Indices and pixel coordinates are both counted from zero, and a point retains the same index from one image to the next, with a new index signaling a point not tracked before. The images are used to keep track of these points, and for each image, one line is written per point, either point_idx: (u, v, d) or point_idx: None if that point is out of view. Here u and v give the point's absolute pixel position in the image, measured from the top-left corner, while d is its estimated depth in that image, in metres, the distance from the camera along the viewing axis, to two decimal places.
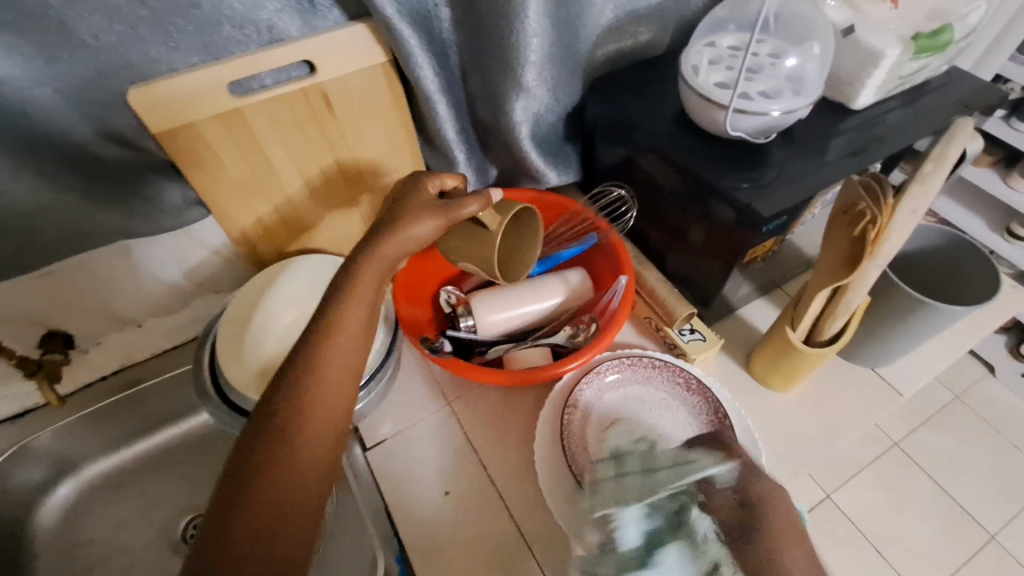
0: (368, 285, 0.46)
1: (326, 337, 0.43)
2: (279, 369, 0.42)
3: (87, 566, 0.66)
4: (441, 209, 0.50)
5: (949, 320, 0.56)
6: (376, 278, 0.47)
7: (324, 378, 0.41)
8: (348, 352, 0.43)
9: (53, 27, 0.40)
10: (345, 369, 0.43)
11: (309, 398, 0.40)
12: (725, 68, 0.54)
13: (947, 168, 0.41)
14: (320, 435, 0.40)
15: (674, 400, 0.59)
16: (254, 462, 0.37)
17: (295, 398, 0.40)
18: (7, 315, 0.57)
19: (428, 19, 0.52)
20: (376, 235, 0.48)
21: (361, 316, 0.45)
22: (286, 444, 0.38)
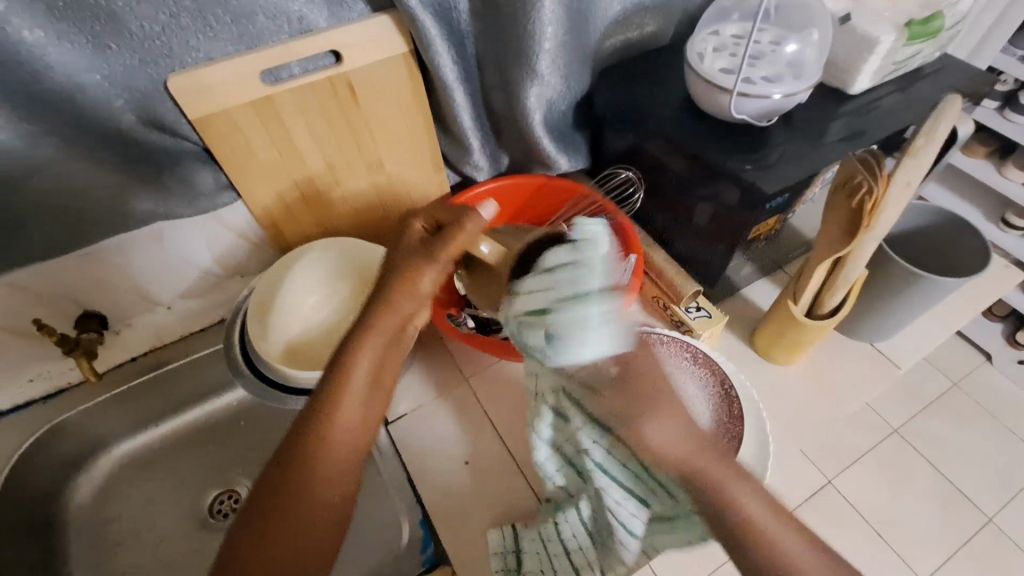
0: (381, 339, 0.46)
1: (336, 397, 0.44)
2: (293, 424, 0.44)
3: (118, 540, 0.68)
4: (435, 245, 0.48)
5: (943, 294, 0.59)
6: (391, 332, 0.47)
7: (343, 412, 0.44)
8: (357, 410, 0.44)
9: (103, 16, 0.43)
10: (355, 426, 0.44)
11: (315, 462, 0.42)
12: (729, 55, 0.57)
13: (937, 142, 0.44)
14: (333, 464, 0.43)
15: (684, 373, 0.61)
16: (257, 525, 0.40)
17: (310, 428, 0.43)
18: (48, 294, 0.60)
19: (448, 10, 0.55)
20: (385, 289, 0.47)
21: (378, 356, 0.46)
22: (288, 509, 0.41)
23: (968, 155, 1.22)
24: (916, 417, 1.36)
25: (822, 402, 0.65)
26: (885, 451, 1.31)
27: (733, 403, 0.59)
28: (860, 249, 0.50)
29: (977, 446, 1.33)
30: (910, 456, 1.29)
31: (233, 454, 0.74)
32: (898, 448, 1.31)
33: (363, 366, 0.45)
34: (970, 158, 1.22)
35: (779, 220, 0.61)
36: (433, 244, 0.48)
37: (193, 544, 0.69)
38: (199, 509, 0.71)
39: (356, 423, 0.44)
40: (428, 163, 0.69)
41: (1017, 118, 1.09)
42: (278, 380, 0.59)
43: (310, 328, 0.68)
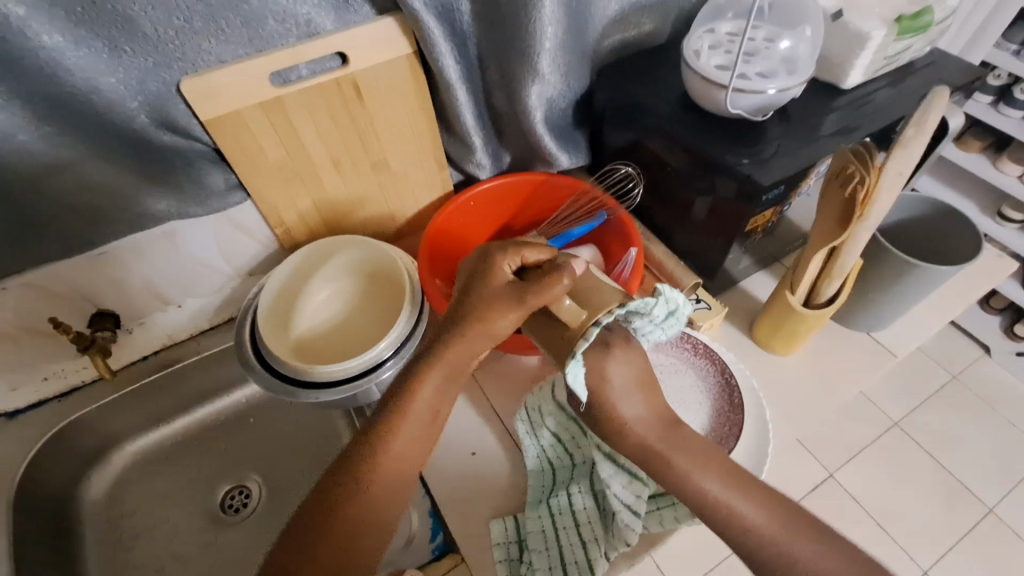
0: (438, 377, 0.47)
1: (389, 427, 0.46)
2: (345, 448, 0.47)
3: (138, 530, 0.72)
4: (526, 293, 0.46)
5: (937, 283, 0.60)
6: (449, 372, 0.48)
7: (395, 441, 0.46)
8: (409, 443, 0.47)
9: (119, 21, 0.45)
10: (404, 456, 0.47)
11: (363, 487, 0.45)
12: (724, 52, 0.59)
13: (926, 133, 0.45)
14: (381, 494, 0.45)
15: (682, 363, 0.64)
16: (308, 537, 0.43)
17: (356, 466, 0.46)
18: (64, 294, 0.62)
19: (451, 11, 0.56)
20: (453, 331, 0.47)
21: (435, 395, 0.48)
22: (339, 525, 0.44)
23: (963, 149, 1.23)
24: (916, 410, 1.38)
25: (821, 391, 0.66)
26: (886, 444, 1.32)
27: (733, 390, 0.61)
28: (853, 239, 0.52)
29: (976, 438, 1.34)
30: (908, 448, 1.32)
31: (245, 451, 0.78)
32: (899, 441, 1.33)
33: (415, 408, 0.47)
34: (967, 153, 1.23)
35: (776, 212, 0.63)
36: (521, 293, 0.46)
37: (206, 539, 0.72)
38: (211, 504, 0.74)
39: (405, 461, 0.47)
40: (431, 161, 0.70)
41: (1010, 112, 1.10)
42: (289, 374, 0.60)
43: (321, 321, 0.70)
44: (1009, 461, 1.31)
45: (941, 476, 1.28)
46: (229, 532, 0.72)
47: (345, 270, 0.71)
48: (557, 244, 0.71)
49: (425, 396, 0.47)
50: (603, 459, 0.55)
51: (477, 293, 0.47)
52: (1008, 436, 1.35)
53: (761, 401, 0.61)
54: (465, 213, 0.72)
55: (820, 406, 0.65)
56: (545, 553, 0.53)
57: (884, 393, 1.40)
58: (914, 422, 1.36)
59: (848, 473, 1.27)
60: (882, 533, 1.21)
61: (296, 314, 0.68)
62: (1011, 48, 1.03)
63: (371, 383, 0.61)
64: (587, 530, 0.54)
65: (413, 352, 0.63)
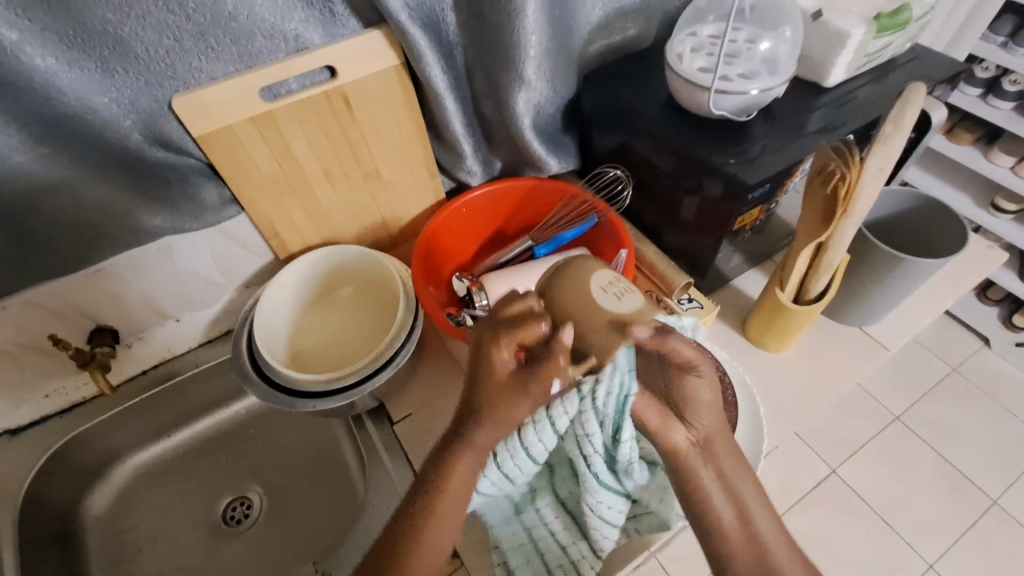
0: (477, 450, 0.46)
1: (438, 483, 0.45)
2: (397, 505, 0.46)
3: (140, 543, 0.73)
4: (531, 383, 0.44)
5: (925, 274, 0.61)
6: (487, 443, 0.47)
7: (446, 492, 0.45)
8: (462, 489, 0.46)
9: (111, 42, 0.46)
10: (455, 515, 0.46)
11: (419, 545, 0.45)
12: (707, 55, 0.60)
13: (905, 128, 0.46)
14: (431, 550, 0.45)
15: None
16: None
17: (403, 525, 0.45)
18: (63, 310, 0.62)
19: (436, 22, 0.57)
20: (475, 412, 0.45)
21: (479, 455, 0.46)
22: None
23: (955, 142, 1.24)
24: (917, 404, 1.38)
25: (815, 386, 0.66)
26: (888, 438, 1.32)
27: (726, 387, 0.62)
28: (840, 234, 0.52)
29: (978, 430, 1.34)
30: (912, 443, 1.31)
31: (246, 461, 0.78)
32: (901, 435, 1.33)
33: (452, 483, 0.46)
34: (958, 146, 1.24)
35: (763, 210, 0.64)
36: (528, 382, 0.45)
37: (209, 550, 0.73)
38: (214, 515, 0.75)
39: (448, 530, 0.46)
40: (422, 170, 0.71)
41: (1000, 104, 1.11)
42: (286, 385, 0.60)
43: (316, 332, 0.71)
44: (1012, 453, 1.30)
45: (943, 468, 1.28)
46: (231, 543, 0.73)
47: (330, 277, 0.71)
48: (545, 250, 0.72)
49: (461, 471, 0.46)
50: (598, 495, 0.50)
51: (488, 396, 0.45)
52: (1010, 427, 1.35)
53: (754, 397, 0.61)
54: (457, 220, 0.73)
55: (814, 401, 0.66)
56: (527, 564, 0.55)
57: (885, 388, 1.40)
58: (915, 416, 1.36)
59: (852, 469, 1.27)
60: (887, 528, 1.21)
61: (293, 325, 0.70)
62: (997, 41, 1.04)
63: (367, 390, 0.62)
64: (561, 535, 0.55)
65: (408, 360, 0.63)
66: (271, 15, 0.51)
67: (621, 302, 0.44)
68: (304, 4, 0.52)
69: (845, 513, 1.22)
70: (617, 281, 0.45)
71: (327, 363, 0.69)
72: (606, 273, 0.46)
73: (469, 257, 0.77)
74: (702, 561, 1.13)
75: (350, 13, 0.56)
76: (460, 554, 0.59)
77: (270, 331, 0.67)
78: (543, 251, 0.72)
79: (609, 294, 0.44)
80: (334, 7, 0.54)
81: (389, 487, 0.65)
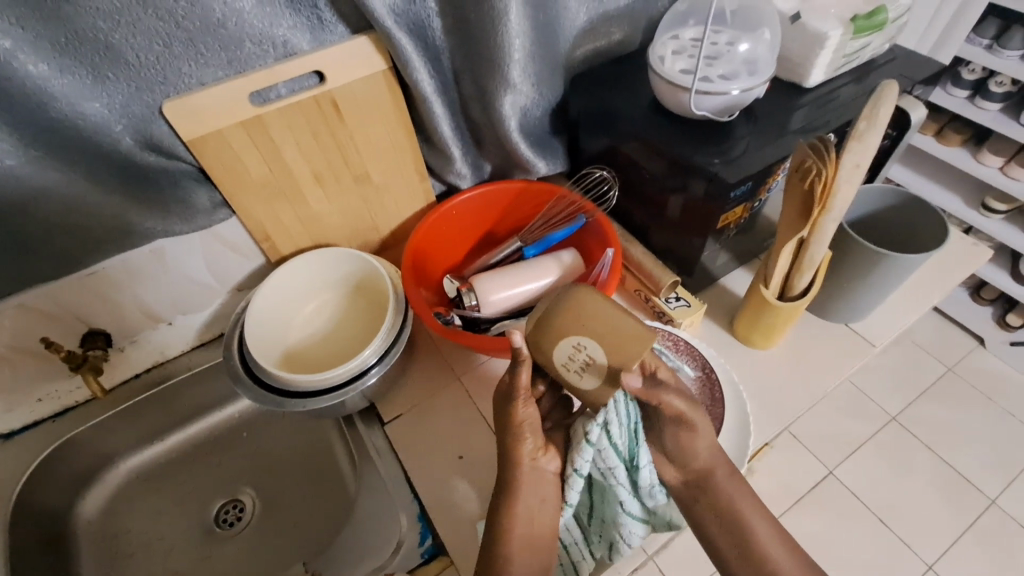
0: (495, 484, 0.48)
1: None
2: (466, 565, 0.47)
3: (133, 548, 0.73)
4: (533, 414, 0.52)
5: (908, 271, 0.61)
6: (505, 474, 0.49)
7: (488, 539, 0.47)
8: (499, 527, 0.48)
9: (102, 49, 0.47)
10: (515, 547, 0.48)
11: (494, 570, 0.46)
12: (688, 57, 0.61)
13: (879, 125, 0.47)
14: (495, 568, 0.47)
15: None
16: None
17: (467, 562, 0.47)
18: (57, 314, 0.63)
19: (422, 27, 0.59)
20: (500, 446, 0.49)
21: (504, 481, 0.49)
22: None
23: (944, 143, 1.25)
24: (913, 404, 1.38)
25: (801, 383, 0.67)
26: (885, 439, 1.32)
27: (714, 384, 0.62)
28: (821, 229, 0.53)
29: (974, 429, 1.34)
30: (908, 444, 1.31)
31: (239, 465, 0.79)
32: (898, 435, 1.33)
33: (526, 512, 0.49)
34: (948, 146, 1.25)
35: (747, 208, 0.64)
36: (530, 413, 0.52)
37: (201, 552, 0.73)
38: (207, 517, 0.76)
39: (539, 534, 0.50)
40: (412, 173, 0.72)
41: (988, 106, 1.12)
42: (277, 386, 0.61)
43: (309, 334, 0.71)
44: (1009, 452, 1.30)
45: (940, 470, 1.28)
46: (223, 546, 0.73)
47: (323, 281, 0.72)
48: (534, 251, 0.73)
49: None
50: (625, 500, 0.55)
51: (523, 436, 0.50)
52: (1006, 427, 1.34)
53: (741, 393, 0.62)
54: (448, 223, 0.73)
55: (801, 398, 0.66)
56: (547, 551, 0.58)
57: (880, 388, 1.40)
58: (912, 416, 1.36)
59: (848, 469, 1.28)
60: (885, 528, 1.21)
61: (285, 327, 0.70)
62: (983, 43, 1.05)
63: (357, 389, 0.62)
64: (565, 536, 0.58)
65: (398, 358, 0.64)
66: (259, 21, 0.52)
67: (584, 376, 0.45)
68: (291, 11, 0.54)
69: (842, 514, 1.22)
70: (576, 348, 0.44)
71: (318, 363, 0.70)
72: (566, 341, 0.45)
73: (461, 258, 0.78)
74: (700, 562, 1.14)
75: (338, 20, 0.57)
76: (452, 555, 0.57)
77: (264, 337, 0.67)
78: (532, 252, 0.73)
79: (573, 367, 0.45)
80: (322, 14, 0.56)
81: (380, 486, 0.65)
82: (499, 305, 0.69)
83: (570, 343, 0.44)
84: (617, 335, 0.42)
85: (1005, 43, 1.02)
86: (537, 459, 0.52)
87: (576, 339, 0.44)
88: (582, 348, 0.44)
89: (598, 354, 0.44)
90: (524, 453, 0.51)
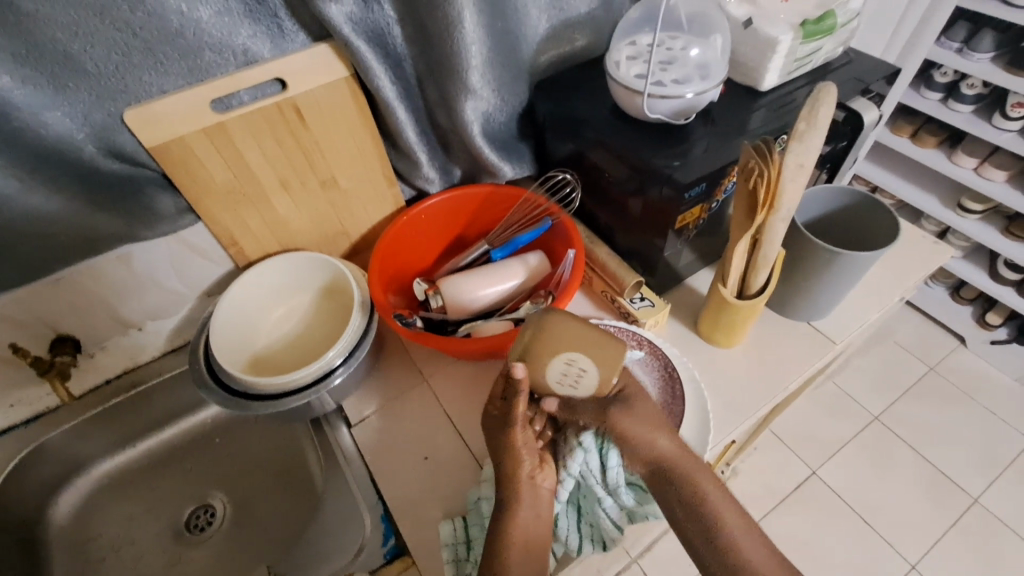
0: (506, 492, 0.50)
1: None
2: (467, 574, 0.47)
3: (104, 553, 0.74)
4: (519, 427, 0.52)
5: (863, 268, 0.63)
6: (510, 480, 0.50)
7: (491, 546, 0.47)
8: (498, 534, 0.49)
9: (60, 58, 0.48)
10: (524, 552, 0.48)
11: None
12: (643, 62, 0.62)
13: (818, 126, 0.48)
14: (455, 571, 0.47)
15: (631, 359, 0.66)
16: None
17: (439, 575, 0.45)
18: (24, 321, 0.64)
19: (382, 35, 0.60)
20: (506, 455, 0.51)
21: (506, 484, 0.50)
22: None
23: (919, 145, 1.26)
24: (896, 403, 1.38)
25: (764, 379, 0.68)
26: (867, 439, 1.33)
27: (675, 381, 0.63)
28: (771, 229, 0.54)
29: (957, 427, 1.35)
30: (891, 443, 1.32)
31: (211, 469, 0.80)
32: (881, 435, 1.33)
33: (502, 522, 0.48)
34: (923, 148, 1.26)
35: (706, 209, 0.66)
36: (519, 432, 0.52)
37: (172, 557, 0.74)
38: (177, 523, 0.77)
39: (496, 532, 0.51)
40: (380, 178, 0.73)
41: (960, 108, 1.14)
42: (241, 389, 0.61)
43: (278, 338, 0.72)
44: (991, 450, 1.31)
45: (924, 468, 1.28)
46: (193, 551, 0.74)
47: (292, 285, 0.72)
48: (501, 254, 0.74)
49: None
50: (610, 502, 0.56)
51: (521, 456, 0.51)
52: (988, 425, 1.35)
53: (701, 390, 0.63)
54: (416, 227, 0.74)
55: (764, 395, 0.67)
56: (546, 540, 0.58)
57: (863, 388, 1.41)
58: (894, 416, 1.36)
59: (831, 469, 1.29)
60: (867, 528, 1.21)
61: (253, 331, 0.71)
62: (953, 46, 1.07)
63: (322, 391, 0.63)
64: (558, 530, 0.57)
65: (363, 360, 0.65)
66: (217, 31, 0.53)
67: (579, 387, 0.48)
68: (250, 20, 0.55)
69: (825, 513, 1.23)
70: (569, 363, 0.47)
71: (287, 366, 0.71)
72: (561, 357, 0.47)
73: (431, 262, 0.79)
74: (683, 564, 1.13)
75: (299, 28, 0.58)
76: (413, 554, 0.57)
77: (232, 340, 0.68)
78: (500, 255, 0.74)
79: (566, 381, 0.48)
80: (282, 22, 0.57)
81: (346, 487, 0.66)
82: (466, 308, 0.69)
83: (563, 360, 0.47)
84: (601, 344, 0.47)
85: (975, 46, 1.04)
86: (536, 479, 0.52)
87: (567, 355, 0.47)
88: (574, 362, 0.47)
89: (587, 365, 0.47)
90: (524, 472, 0.51)
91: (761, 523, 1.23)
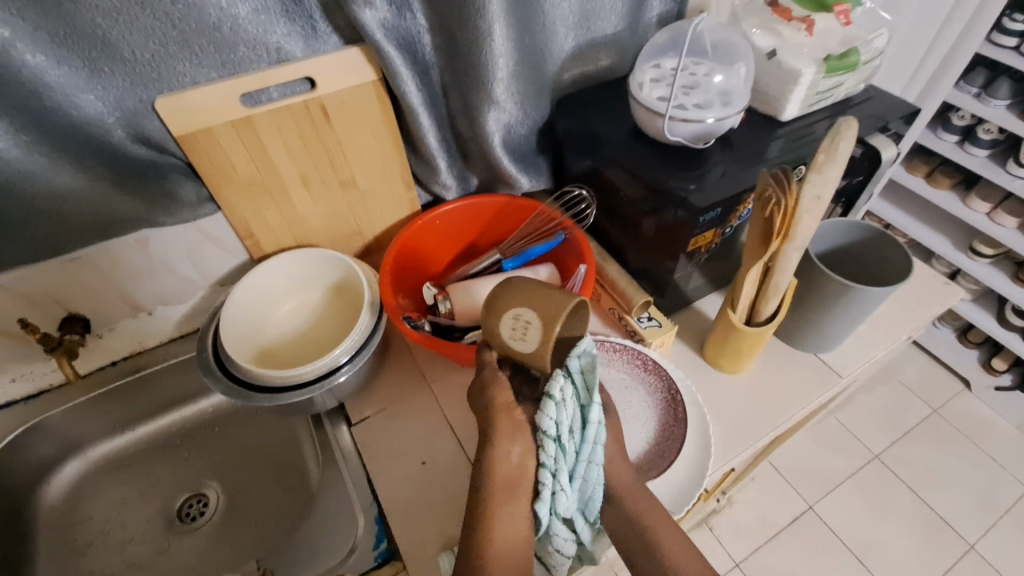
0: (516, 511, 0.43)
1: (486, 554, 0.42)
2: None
3: (92, 535, 0.74)
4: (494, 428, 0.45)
5: (873, 304, 0.62)
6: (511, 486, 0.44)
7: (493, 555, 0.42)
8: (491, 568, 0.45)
9: (99, 44, 0.49)
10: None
11: None
12: (666, 85, 0.64)
13: (837, 160, 0.48)
14: None
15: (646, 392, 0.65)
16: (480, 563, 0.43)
17: None
18: (39, 297, 0.65)
19: (413, 43, 0.61)
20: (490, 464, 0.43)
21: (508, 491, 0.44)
22: None
23: (934, 186, 1.26)
24: (896, 443, 1.36)
25: (767, 408, 0.68)
26: (865, 478, 1.31)
27: (677, 404, 0.63)
28: (784, 258, 0.54)
29: (957, 473, 1.32)
30: (888, 482, 1.30)
31: (207, 457, 0.80)
32: (879, 474, 1.31)
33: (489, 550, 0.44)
34: (938, 189, 1.26)
35: (719, 234, 0.66)
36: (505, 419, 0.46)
37: (160, 545, 0.74)
38: (170, 510, 0.76)
39: None
40: (399, 181, 0.74)
41: (976, 152, 1.14)
42: (246, 378, 0.61)
43: (286, 331, 0.73)
44: (989, 496, 1.29)
45: (920, 510, 1.26)
46: (182, 540, 0.74)
47: (304, 279, 0.73)
48: (513, 264, 0.74)
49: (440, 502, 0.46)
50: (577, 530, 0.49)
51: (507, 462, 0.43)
52: (989, 471, 1.33)
53: (705, 415, 0.63)
54: (429, 232, 0.75)
55: (766, 423, 0.66)
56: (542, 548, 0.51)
57: (864, 425, 1.39)
58: (894, 456, 1.34)
59: (827, 505, 1.27)
60: (860, 567, 1.19)
61: (262, 324, 0.71)
62: (971, 90, 1.07)
63: (325, 388, 0.63)
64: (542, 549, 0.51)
65: (369, 359, 0.65)
66: (254, 28, 0.54)
67: (528, 341, 0.45)
68: (287, 19, 0.56)
69: (819, 551, 1.21)
70: (518, 317, 0.46)
71: (294, 360, 0.71)
72: (506, 314, 0.46)
73: (441, 267, 0.80)
74: None
75: (332, 30, 0.60)
76: (405, 559, 0.57)
77: (242, 330, 0.69)
78: (511, 265, 0.74)
79: (517, 336, 0.46)
80: (317, 24, 0.58)
81: (342, 487, 0.65)
82: (473, 314, 0.69)
83: (510, 316, 0.46)
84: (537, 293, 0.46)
85: (993, 92, 1.05)
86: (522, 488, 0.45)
87: (512, 309, 0.46)
88: (522, 315, 0.46)
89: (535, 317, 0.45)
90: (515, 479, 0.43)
91: (752, 555, 1.22)
